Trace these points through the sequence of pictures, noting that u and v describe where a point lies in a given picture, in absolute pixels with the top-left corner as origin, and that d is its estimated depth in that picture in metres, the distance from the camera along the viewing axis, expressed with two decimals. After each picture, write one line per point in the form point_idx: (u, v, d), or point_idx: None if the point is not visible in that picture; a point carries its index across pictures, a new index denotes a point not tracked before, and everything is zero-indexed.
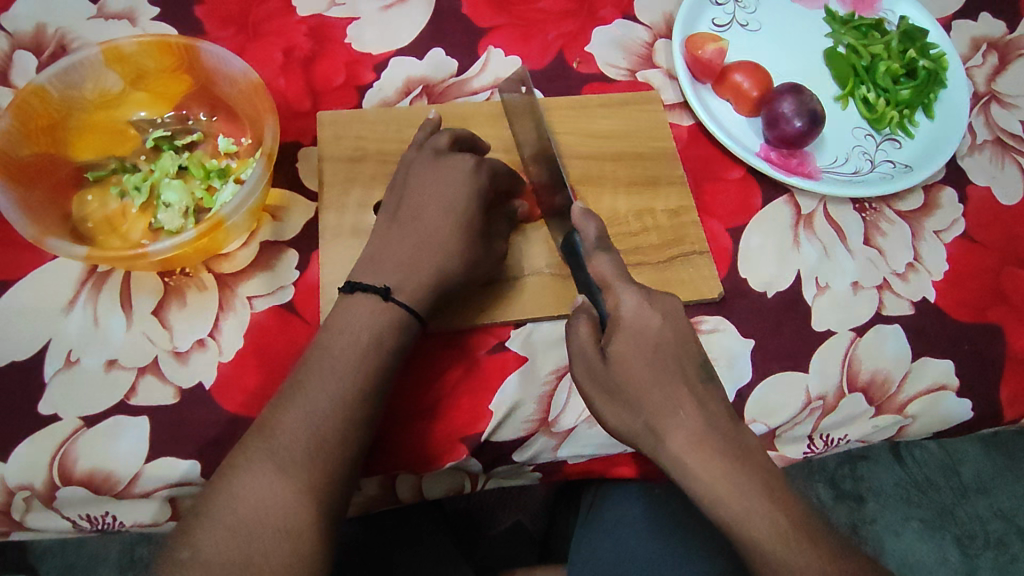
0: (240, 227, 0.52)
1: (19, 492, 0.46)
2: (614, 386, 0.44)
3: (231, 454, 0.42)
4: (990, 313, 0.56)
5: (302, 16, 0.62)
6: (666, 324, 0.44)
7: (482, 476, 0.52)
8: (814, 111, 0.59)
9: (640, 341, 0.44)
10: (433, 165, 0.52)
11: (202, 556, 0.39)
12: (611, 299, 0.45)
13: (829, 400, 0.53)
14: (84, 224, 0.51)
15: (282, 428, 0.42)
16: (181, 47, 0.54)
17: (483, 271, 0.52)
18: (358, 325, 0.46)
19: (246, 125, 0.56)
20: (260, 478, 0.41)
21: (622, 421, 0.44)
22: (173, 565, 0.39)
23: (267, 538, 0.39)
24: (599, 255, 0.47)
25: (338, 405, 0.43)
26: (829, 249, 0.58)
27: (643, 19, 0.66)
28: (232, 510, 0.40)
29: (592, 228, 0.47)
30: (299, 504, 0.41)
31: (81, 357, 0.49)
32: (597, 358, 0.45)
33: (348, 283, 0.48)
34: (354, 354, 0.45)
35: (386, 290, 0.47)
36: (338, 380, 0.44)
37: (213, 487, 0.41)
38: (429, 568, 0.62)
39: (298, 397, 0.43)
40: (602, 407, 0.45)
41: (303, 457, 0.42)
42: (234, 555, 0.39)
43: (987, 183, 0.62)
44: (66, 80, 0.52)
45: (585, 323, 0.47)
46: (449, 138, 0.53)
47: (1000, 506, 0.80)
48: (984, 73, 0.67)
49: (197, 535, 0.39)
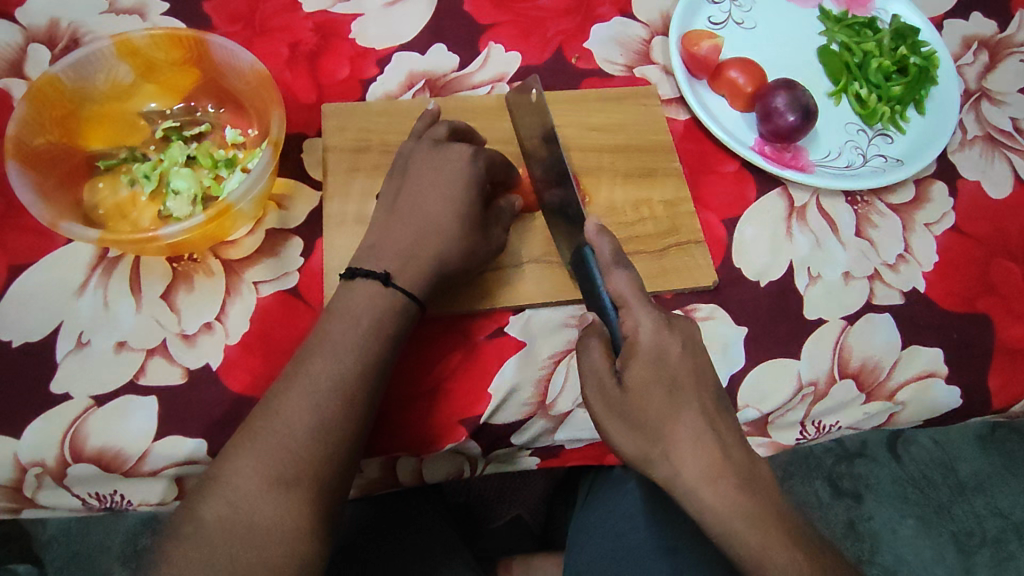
0: (247, 214, 0.53)
1: (31, 469, 0.47)
2: (630, 409, 0.44)
3: (235, 434, 0.43)
4: (979, 303, 0.58)
5: (308, 12, 0.63)
6: (684, 351, 0.45)
7: (480, 460, 0.54)
8: (807, 106, 0.60)
9: (660, 366, 0.44)
10: (431, 152, 0.53)
11: (206, 531, 0.39)
12: (628, 319, 0.46)
13: (820, 386, 0.55)
14: (95, 211, 0.53)
15: (284, 409, 0.43)
16: (191, 40, 0.55)
17: (481, 263, 0.53)
18: (359, 309, 0.47)
19: (252, 117, 0.58)
20: (262, 456, 0.42)
21: (635, 446, 0.44)
22: (177, 540, 0.39)
23: (268, 513, 0.40)
24: (615, 271, 0.47)
25: (339, 387, 0.44)
26: (821, 240, 0.60)
27: (641, 17, 0.68)
28: (234, 487, 0.41)
29: (608, 245, 0.48)
30: (301, 483, 0.42)
31: (92, 339, 0.50)
32: (610, 380, 0.46)
33: (349, 268, 0.49)
34: (355, 335, 0.46)
35: (386, 275, 0.48)
36: (338, 361, 0.45)
37: (218, 465, 0.42)
38: (432, 551, 0.64)
39: (300, 379, 0.44)
40: (615, 431, 0.45)
41: (305, 435, 0.42)
42: (237, 530, 0.40)
43: (977, 178, 0.63)
44: (79, 71, 0.54)
45: (598, 344, 0.47)
46: (446, 128, 0.55)
47: (996, 503, 0.80)
48: (975, 71, 0.68)
49: (202, 511, 0.40)
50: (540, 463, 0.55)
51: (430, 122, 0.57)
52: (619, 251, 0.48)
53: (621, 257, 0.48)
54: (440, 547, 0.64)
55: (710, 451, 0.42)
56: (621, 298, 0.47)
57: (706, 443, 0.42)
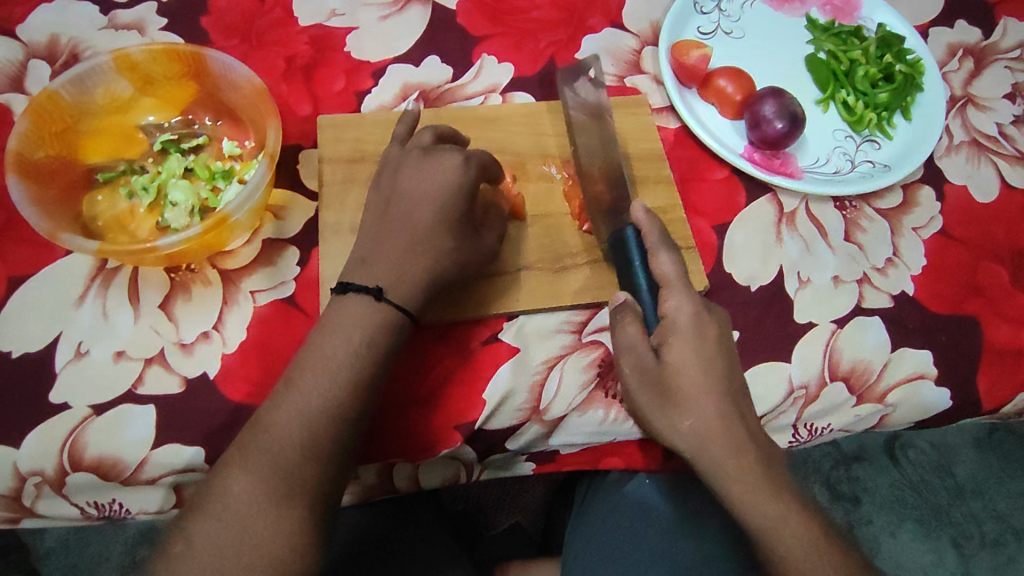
0: (243, 224, 0.54)
1: (30, 478, 0.47)
2: (665, 382, 0.47)
3: (228, 449, 0.44)
4: (968, 306, 0.58)
5: (304, 26, 0.65)
6: (719, 335, 0.48)
7: (476, 466, 0.55)
8: (794, 114, 0.61)
9: (700, 345, 0.47)
10: (417, 157, 0.53)
11: (196, 548, 0.41)
12: (668, 304, 0.49)
13: (811, 389, 0.55)
14: (94, 222, 0.53)
15: (274, 424, 0.44)
16: (188, 55, 0.56)
17: (483, 270, 0.54)
18: (351, 323, 0.47)
19: (249, 128, 0.58)
20: (251, 477, 0.42)
21: (664, 419, 0.47)
22: (168, 559, 0.41)
23: (257, 537, 0.41)
24: (661, 253, 0.50)
25: (329, 402, 0.44)
26: (811, 245, 0.60)
27: (632, 28, 0.69)
28: (225, 507, 0.42)
29: (653, 229, 0.51)
30: (289, 501, 0.42)
31: (90, 349, 0.51)
32: (649, 355, 0.48)
33: (339, 284, 0.49)
34: (346, 352, 0.46)
35: (379, 290, 0.48)
36: (330, 375, 0.45)
37: (210, 482, 0.43)
38: (430, 556, 0.64)
39: (290, 395, 0.44)
40: (659, 418, 0.47)
41: (293, 453, 0.43)
42: (226, 548, 0.41)
43: (963, 182, 0.64)
44: (78, 85, 0.55)
45: (634, 321, 0.49)
46: (431, 135, 0.55)
47: (994, 506, 0.84)
48: (960, 77, 0.69)
49: (195, 529, 0.41)
50: (536, 467, 0.56)
51: (410, 124, 0.57)
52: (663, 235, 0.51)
53: (666, 241, 0.51)
54: (437, 554, 0.65)
55: (734, 432, 0.45)
56: (664, 281, 0.50)
57: (731, 421, 0.45)
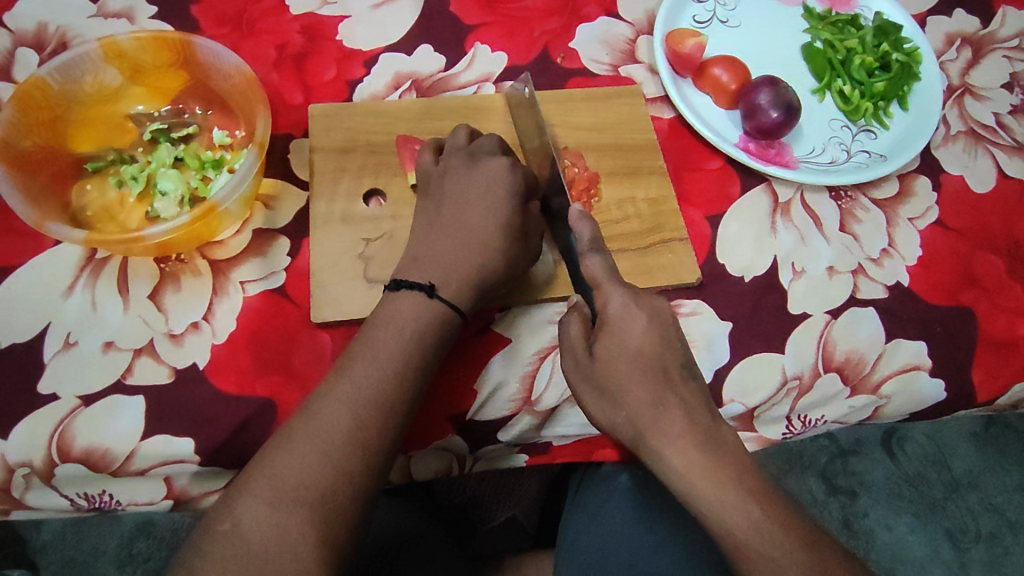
0: (233, 214, 0.54)
1: (19, 469, 0.47)
2: (596, 374, 0.47)
3: (278, 433, 0.43)
4: (963, 296, 0.58)
5: (296, 15, 0.64)
6: (651, 325, 0.46)
7: (469, 458, 0.54)
8: (790, 103, 0.61)
9: (628, 337, 0.46)
10: (461, 162, 0.54)
11: (242, 526, 0.39)
12: (600, 298, 0.48)
13: (805, 380, 0.55)
14: (82, 212, 0.53)
15: (326, 413, 0.43)
16: (176, 42, 0.56)
17: (526, 265, 0.53)
18: (404, 318, 0.47)
19: (239, 118, 0.58)
20: (301, 460, 0.41)
21: (603, 413, 0.47)
22: (213, 537, 0.39)
23: (301, 520, 0.40)
24: (590, 256, 0.48)
25: (377, 394, 0.44)
26: (806, 236, 0.60)
27: (627, 16, 0.68)
28: (271, 489, 0.40)
29: (587, 229, 0.49)
30: (338, 485, 0.41)
31: (79, 340, 0.50)
32: (583, 351, 0.48)
33: (393, 279, 0.49)
34: (399, 343, 0.46)
35: (431, 287, 0.48)
36: (380, 367, 0.45)
37: (257, 465, 0.42)
38: (427, 552, 0.63)
39: (340, 384, 0.44)
40: (589, 400, 0.48)
41: (344, 438, 0.42)
42: (271, 531, 0.39)
43: (960, 173, 0.64)
44: (65, 73, 0.54)
45: (576, 320, 0.49)
46: (466, 132, 0.57)
47: (990, 499, 0.86)
48: (958, 67, 0.69)
49: (241, 509, 0.40)
50: (529, 460, 0.56)
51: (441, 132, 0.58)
52: (597, 236, 0.50)
53: (598, 243, 0.49)
54: (434, 551, 0.64)
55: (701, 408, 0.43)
56: (594, 279, 0.48)
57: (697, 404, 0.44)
